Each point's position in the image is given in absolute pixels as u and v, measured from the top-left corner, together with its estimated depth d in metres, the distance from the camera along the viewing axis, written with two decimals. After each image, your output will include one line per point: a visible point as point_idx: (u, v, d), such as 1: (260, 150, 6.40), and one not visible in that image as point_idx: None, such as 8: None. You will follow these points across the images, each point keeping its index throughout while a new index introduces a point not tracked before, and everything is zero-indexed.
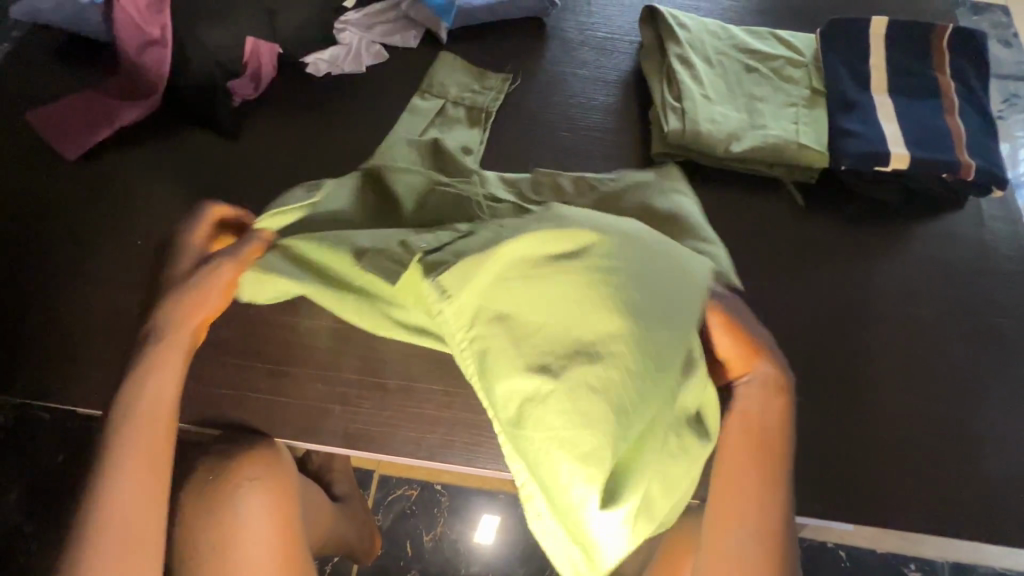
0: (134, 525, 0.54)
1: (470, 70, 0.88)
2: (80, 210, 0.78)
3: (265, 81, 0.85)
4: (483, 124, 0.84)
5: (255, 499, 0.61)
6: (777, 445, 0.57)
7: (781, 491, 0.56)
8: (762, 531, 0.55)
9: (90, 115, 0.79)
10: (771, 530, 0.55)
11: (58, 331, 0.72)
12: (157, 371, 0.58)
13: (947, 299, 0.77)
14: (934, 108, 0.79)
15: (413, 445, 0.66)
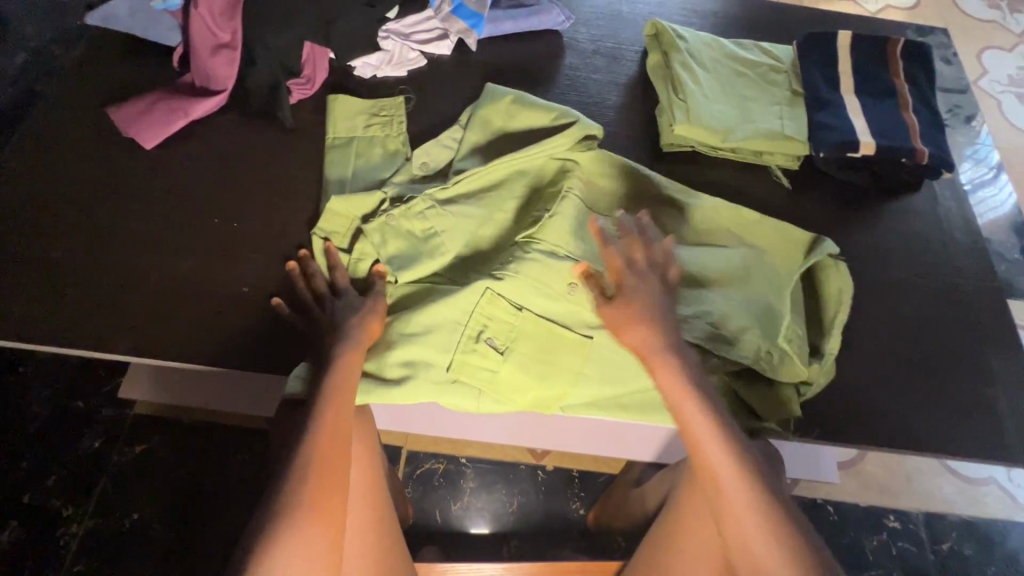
0: (340, 442, 0.66)
1: (366, 102, 0.93)
2: (159, 193, 0.86)
3: (320, 82, 0.95)
4: (404, 149, 0.91)
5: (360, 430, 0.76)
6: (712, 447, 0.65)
7: (748, 488, 0.63)
8: (746, 529, 0.62)
9: (166, 109, 0.88)
10: (739, 518, 0.62)
11: (147, 297, 0.80)
12: (340, 367, 0.70)
13: (913, 262, 0.91)
14: (893, 105, 0.94)
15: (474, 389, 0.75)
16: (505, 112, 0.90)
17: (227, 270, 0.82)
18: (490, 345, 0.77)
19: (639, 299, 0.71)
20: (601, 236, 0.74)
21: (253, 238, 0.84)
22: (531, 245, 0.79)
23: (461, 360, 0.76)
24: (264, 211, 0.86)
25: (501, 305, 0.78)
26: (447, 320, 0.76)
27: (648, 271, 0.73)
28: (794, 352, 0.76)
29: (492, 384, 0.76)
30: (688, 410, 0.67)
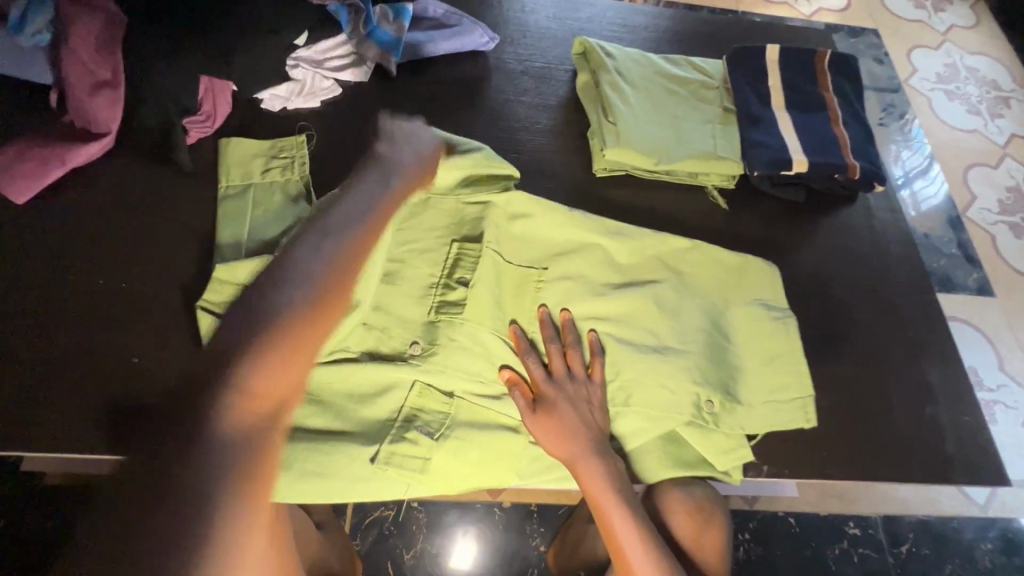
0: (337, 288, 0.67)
1: (261, 144, 0.85)
2: (35, 254, 0.77)
3: (222, 116, 0.86)
4: (306, 194, 0.82)
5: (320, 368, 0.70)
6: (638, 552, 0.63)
7: None
8: None
9: (39, 156, 0.78)
10: None
11: (18, 374, 0.70)
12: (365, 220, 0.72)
13: (852, 279, 0.90)
14: (823, 119, 0.93)
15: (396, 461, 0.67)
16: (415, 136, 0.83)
17: (116, 336, 0.73)
18: (422, 432, 0.69)
19: (562, 411, 0.68)
20: (521, 347, 0.73)
21: (146, 301, 0.75)
22: (452, 310, 0.74)
23: (388, 451, 0.67)
24: (161, 266, 0.78)
25: (432, 391, 0.72)
26: (377, 408, 0.70)
27: (566, 378, 0.71)
28: (736, 410, 0.73)
29: (427, 481, 0.67)
30: (612, 517, 0.64)
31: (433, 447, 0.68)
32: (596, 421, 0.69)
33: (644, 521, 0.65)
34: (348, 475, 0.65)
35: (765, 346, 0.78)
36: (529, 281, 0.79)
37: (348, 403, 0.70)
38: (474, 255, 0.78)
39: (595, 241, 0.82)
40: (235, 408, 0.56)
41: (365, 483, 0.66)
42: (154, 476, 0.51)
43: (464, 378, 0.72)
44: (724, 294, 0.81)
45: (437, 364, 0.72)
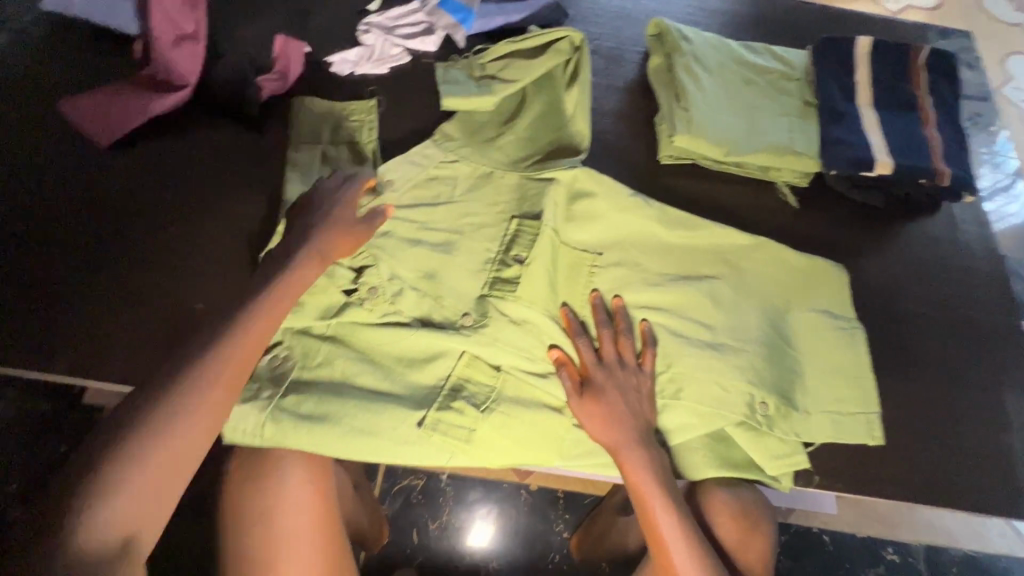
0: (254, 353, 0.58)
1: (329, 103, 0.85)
2: (115, 197, 0.81)
3: (293, 76, 0.87)
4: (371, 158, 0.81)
5: (295, 468, 0.63)
6: (681, 551, 0.60)
7: None
8: None
9: (125, 104, 0.82)
10: None
11: (96, 309, 0.75)
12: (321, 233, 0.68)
13: (928, 293, 0.84)
14: (913, 120, 0.87)
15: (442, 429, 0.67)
16: (536, 75, 0.86)
17: (186, 283, 0.77)
18: (468, 402, 0.70)
19: (609, 397, 0.67)
20: (572, 328, 0.72)
21: (213, 252, 0.79)
22: (505, 286, 0.74)
23: (434, 418, 0.68)
24: (228, 220, 0.81)
25: (481, 365, 0.72)
26: (427, 376, 0.71)
27: (616, 364, 0.70)
28: (792, 416, 0.70)
29: (472, 452, 0.68)
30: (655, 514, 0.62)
31: (478, 419, 0.69)
32: (642, 412, 0.67)
33: (687, 520, 0.62)
34: (395, 439, 0.66)
35: (832, 359, 0.74)
36: (583, 263, 0.78)
37: (398, 367, 0.71)
38: (532, 232, 0.76)
39: (657, 229, 0.79)
40: (150, 448, 0.50)
41: (411, 447, 0.67)
42: (62, 492, 0.48)
43: (514, 354, 0.72)
44: (784, 296, 0.77)
45: (488, 337, 0.72)
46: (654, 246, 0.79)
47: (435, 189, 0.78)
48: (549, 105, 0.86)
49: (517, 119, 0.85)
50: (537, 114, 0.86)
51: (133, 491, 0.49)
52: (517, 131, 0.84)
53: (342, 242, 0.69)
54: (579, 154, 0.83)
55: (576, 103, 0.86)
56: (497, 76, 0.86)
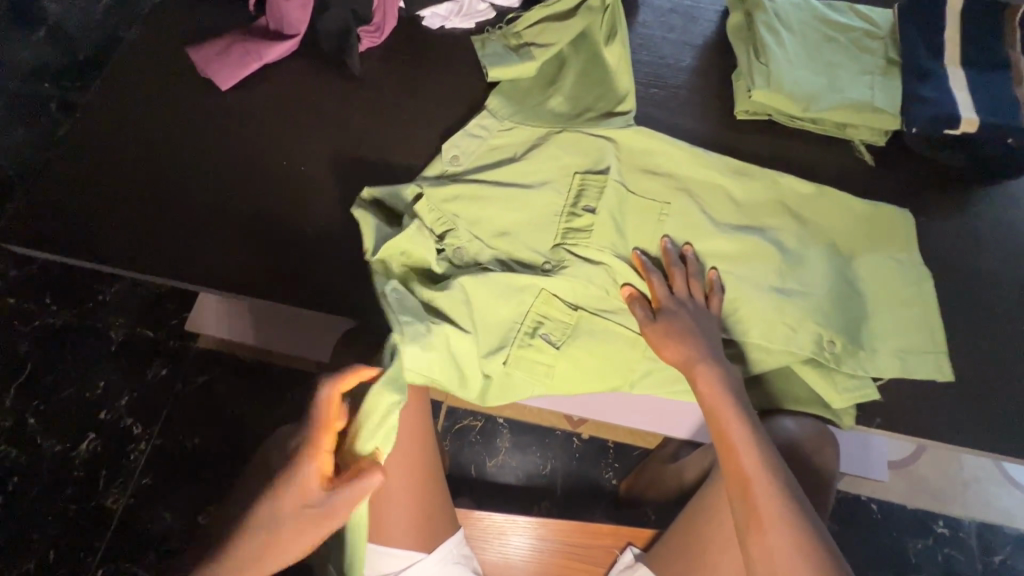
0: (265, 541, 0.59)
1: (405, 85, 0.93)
2: (233, 134, 0.90)
3: (388, 30, 0.94)
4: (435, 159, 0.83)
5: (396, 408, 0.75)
6: (751, 455, 0.65)
7: (783, 500, 0.62)
8: (791, 533, 0.60)
9: (243, 50, 0.90)
10: (790, 524, 0.60)
11: (220, 232, 0.85)
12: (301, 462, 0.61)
13: (1003, 255, 0.85)
14: (1003, 80, 0.85)
15: (524, 361, 0.76)
16: (570, 37, 0.90)
17: (297, 213, 0.86)
18: (546, 340, 0.77)
19: (682, 326, 0.72)
20: (643, 267, 0.77)
21: (315, 184, 0.87)
22: (578, 232, 0.79)
23: (517, 356, 0.76)
24: (332, 162, 0.88)
25: (560, 308, 0.78)
26: (504, 316, 0.77)
27: (688, 300, 0.74)
28: (856, 357, 0.75)
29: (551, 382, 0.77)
30: (728, 424, 0.67)
31: (557, 355, 0.77)
32: (713, 339, 0.72)
33: (760, 436, 0.66)
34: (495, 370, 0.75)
35: (897, 300, 0.79)
36: (653, 211, 0.81)
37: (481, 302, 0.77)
38: (597, 186, 0.80)
39: (729, 180, 0.83)
40: None
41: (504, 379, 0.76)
42: None
43: (592, 287, 0.78)
44: (849, 246, 0.81)
45: (566, 278, 0.77)
46: (728, 197, 0.83)
47: (518, 138, 0.84)
48: (587, 64, 0.90)
49: (561, 81, 0.89)
50: (578, 74, 0.90)
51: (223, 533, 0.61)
52: (564, 92, 0.88)
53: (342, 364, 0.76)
54: (625, 109, 0.87)
55: (616, 58, 0.88)
56: (534, 42, 0.90)
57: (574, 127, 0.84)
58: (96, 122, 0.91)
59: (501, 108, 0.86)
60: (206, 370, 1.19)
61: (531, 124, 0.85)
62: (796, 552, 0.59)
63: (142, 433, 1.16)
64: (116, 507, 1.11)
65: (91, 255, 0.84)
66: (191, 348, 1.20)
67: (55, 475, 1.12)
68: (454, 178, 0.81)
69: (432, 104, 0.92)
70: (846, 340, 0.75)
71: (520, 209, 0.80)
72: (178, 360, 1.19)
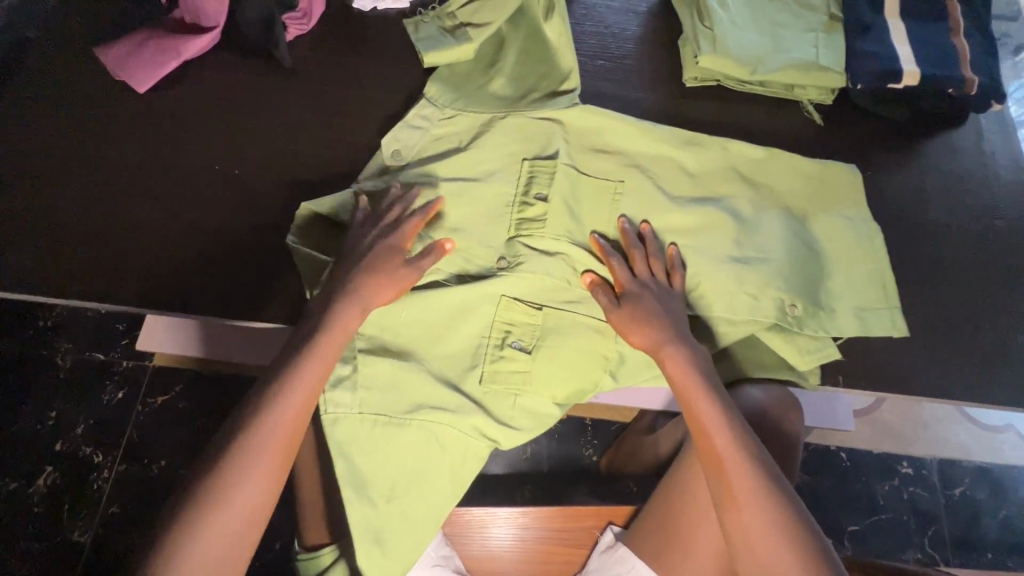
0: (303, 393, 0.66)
1: (341, 76, 0.88)
2: (159, 140, 0.84)
3: (316, 16, 0.88)
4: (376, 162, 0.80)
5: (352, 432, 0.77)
6: (721, 433, 0.65)
7: (753, 474, 0.63)
8: (763, 505, 0.61)
9: (157, 47, 0.83)
10: (762, 497, 0.61)
11: (156, 246, 0.79)
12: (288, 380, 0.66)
13: (951, 205, 0.87)
14: (942, 30, 0.86)
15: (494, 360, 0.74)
16: (508, 13, 0.85)
17: (239, 221, 0.81)
18: (517, 348, 0.75)
19: (646, 307, 0.71)
20: (603, 251, 0.75)
21: (254, 187, 0.82)
22: (530, 221, 0.77)
23: (491, 372, 0.74)
24: (271, 163, 0.83)
25: (521, 310, 0.76)
26: (470, 331, 0.75)
27: (651, 280, 0.73)
28: (816, 319, 0.76)
29: (527, 382, 0.74)
30: (698, 403, 0.67)
31: (530, 362, 0.74)
32: (678, 319, 0.72)
33: (729, 412, 0.67)
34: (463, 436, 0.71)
35: (852, 258, 0.80)
36: (606, 192, 0.79)
37: (438, 308, 0.74)
38: (547, 171, 0.78)
39: (683, 152, 0.82)
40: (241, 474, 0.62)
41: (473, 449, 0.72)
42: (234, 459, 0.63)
43: (552, 287, 0.77)
44: (803, 208, 0.81)
45: (528, 283, 0.76)
46: (683, 169, 0.82)
47: (465, 123, 0.81)
48: (528, 43, 0.86)
49: (500, 63, 0.86)
50: (520, 54, 0.86)
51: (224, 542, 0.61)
52: (505, 74, 0.85)
53: (390, 252, 0.71)
54: (569, 88, 0.84)
55: (557, 35, 0.85)
56: (470, 22, 0.85)
57: (517, 112, 0.81)
58: (6, 138, 0.83)
59: (441, 95, 0.82)
60: (164, 389, 1.13)
61: (474, 110, 0.81)
62: (771, 525, 0.60)
63: (105, 460, 1.10)
64: (85, 540, 1.06)
65: (12, 283, 0.77)
66: (148, 367, 1.14)
67: (15, 515, 1.06)
68: (399, 170, 0.78)
69: (372, 92, 0.87)
70: (805, 302, 0.76)
71: (473, 202, 0.78)
72: (134, 382, 1.13)
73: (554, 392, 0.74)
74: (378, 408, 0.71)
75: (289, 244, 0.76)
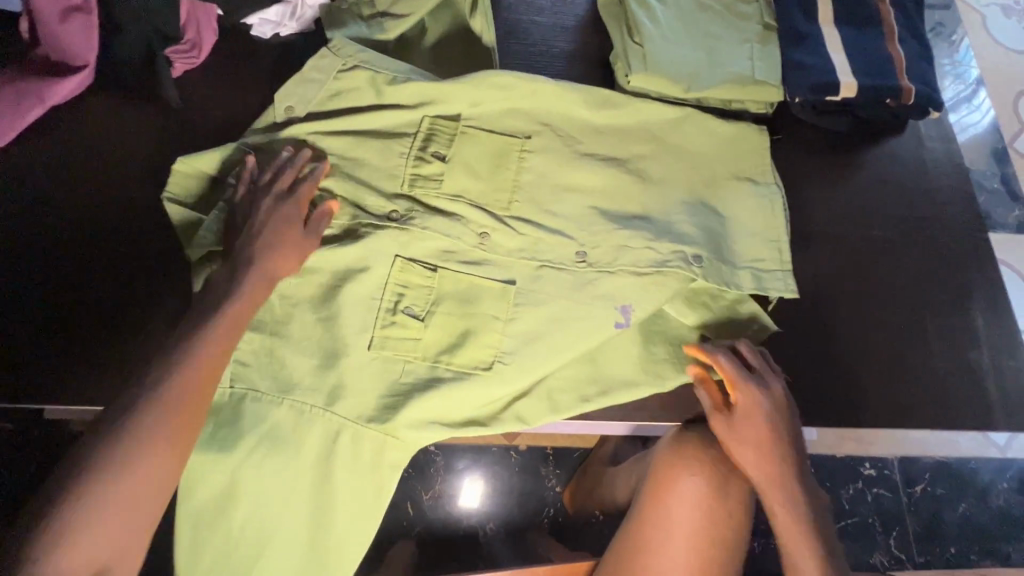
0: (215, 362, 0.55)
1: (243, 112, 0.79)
2: (30, 201, 0.74)
3: (208, 48, 0.79)
4: (269, 119, 0.72)
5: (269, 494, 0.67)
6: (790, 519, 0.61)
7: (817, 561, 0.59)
8: None
9: (17, 92, 0.72)
10: None
11: (14, 324, 0.70)
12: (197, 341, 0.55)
13: (895, 216, 0.84)
14: (876, 36, 0.83)
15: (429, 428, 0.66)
16: (430, 7, 0.78)
17: (130, 289, 0.72)
18: (410, 314, 0.69)
19: (765, 412, 0.64)
20: (705, 353, 0.67)
21: (145, 249, 0.74)
22: (424, 174, 0.71)
23: (382, 337, 0.67)
24: (162, 216, 0.75)
25: (419, 274, 0.70)
26: (359, 295, 0.68)
27: (763, 379, 0.67)
28: (725, 278, 0.72)
29: (419, 351, 0.68)
30: (776, 497, 0.63)
31: (422, 329, 0.68)
32: (788, 421, 0.66)
33: (805, 498, 0.62)
34: (347, 516, 0.65)
35: (766, 225, 0.77)
36: (513, 150, 0.74)
37: (334, 341, 0.66)
38: (448, 132, 0.73)
39: (620, 180, 0.75)
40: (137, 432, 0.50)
41: (353, 523, 0.65)
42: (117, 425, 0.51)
43: (456, 298, 0.70)
44: (719, 192, 0.77)
45: (427, 279, 0.70)
46: (623, 197, 0.75)
47: (378, 163, 0.71)
48: (448, 61, 0.81)
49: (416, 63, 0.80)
50: (434, 51, 0.81)
51: (144, 485, 0.50)
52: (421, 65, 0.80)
53: (291, 211, 0.64)
54: None
55: (482, 30, 0.80)
56: (389, 11, 0.78)
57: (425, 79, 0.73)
58: None
59: (344, 46, 0.74)
60: None
61: (380, 67, 0.73)
62: None
63: None
64: None
65: None
66: None
67: None
68: (289, 125, 0.71)
69: None
70: (713, 264, 0.72)
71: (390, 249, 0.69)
72: None
73: (449, 358, 0.68)
74: (258, 382, 0.64)
75: (164, 198, 0.69)
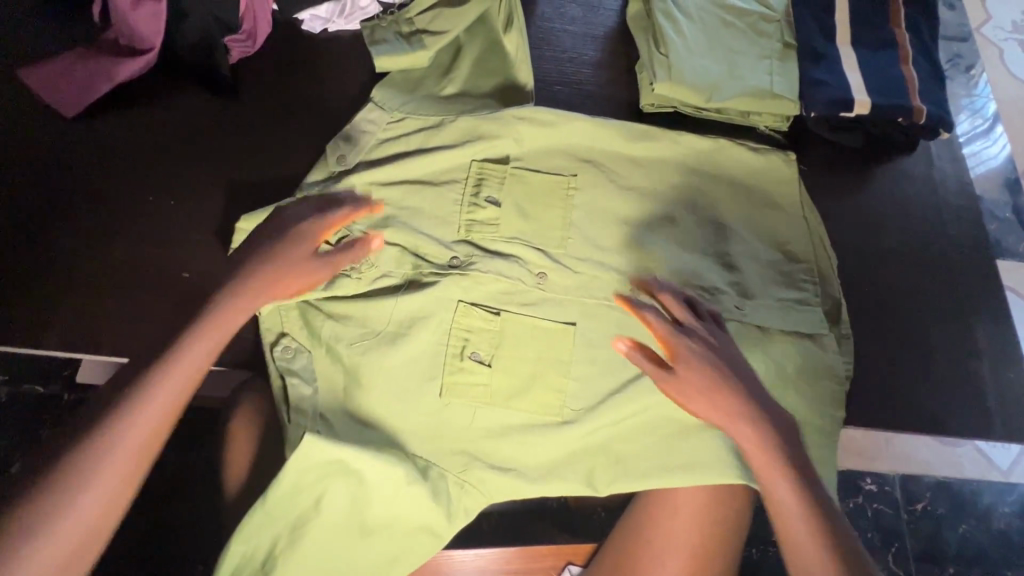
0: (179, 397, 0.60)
1: (291, 99, 0.85)
2: (91, 167, 0.79)
3: (263, 37, 0.85)
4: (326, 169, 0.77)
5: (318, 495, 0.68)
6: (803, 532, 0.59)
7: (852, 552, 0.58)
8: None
9: (89, 70, 0.79)
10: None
11: (71, 276, 0.75)
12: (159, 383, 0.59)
13: (905, 230, 0.88)
14: (890, 58, 0.87)
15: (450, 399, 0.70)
16: (465, 23, 0.84)
17: (179, 255, 0.77)
18: (477, 360, 0.72)
19: (707, 369, 0.65)
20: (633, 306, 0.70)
21: (194, 218, 0.78)
22: (479, 217, 0.76)
23: (450, 384, 0.71)
24: (212, 188, 0.80)
25: (480, 317, 0.74)
26: (424, 318, 0.72)
27: (700, 328, 0.68)
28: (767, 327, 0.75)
29: (487, 393, 0.71)
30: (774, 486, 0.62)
31: (490, 373, 0.72)
32: (734, 366, 0.66)
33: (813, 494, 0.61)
34: (394, 517, 0.67)
35: (780, 231, 0.80)
36: (559, 187, 0.78)
37: (392, 378, 0.71)
38: (497, 177, 0.77)
39: (641, 180, 0.80)
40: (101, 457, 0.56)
41: (397, 524, 0.67)
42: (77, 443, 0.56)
43: (520, 343, 0.73)
44: (736, 198, 0.81)
45: (492, 323, 0.74)
46: (644, 197, 0.79)
47: (415, 152, 0.77)
48: (484, 53, 0.84)
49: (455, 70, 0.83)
50: (474, 60, 0.84)
51: (79, 527, 0.54)
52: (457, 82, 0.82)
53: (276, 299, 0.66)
54: (524, 82, 0.83)
55: (514, 48, 0.84)
56: (426, 29, 0.83)
57: (461, 115, 0.79)
58: None
59: (388, 100, 0.79)
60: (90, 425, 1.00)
61: (423, 115, 0.79)
62: None
63: None
64: None
65: None
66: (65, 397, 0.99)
67: None
68: (347, 176, 0.75)
69: (321, 119, 0.84)
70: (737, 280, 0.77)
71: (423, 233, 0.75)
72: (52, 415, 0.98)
73: (492, 370, 0.72)
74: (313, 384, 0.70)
75: None
